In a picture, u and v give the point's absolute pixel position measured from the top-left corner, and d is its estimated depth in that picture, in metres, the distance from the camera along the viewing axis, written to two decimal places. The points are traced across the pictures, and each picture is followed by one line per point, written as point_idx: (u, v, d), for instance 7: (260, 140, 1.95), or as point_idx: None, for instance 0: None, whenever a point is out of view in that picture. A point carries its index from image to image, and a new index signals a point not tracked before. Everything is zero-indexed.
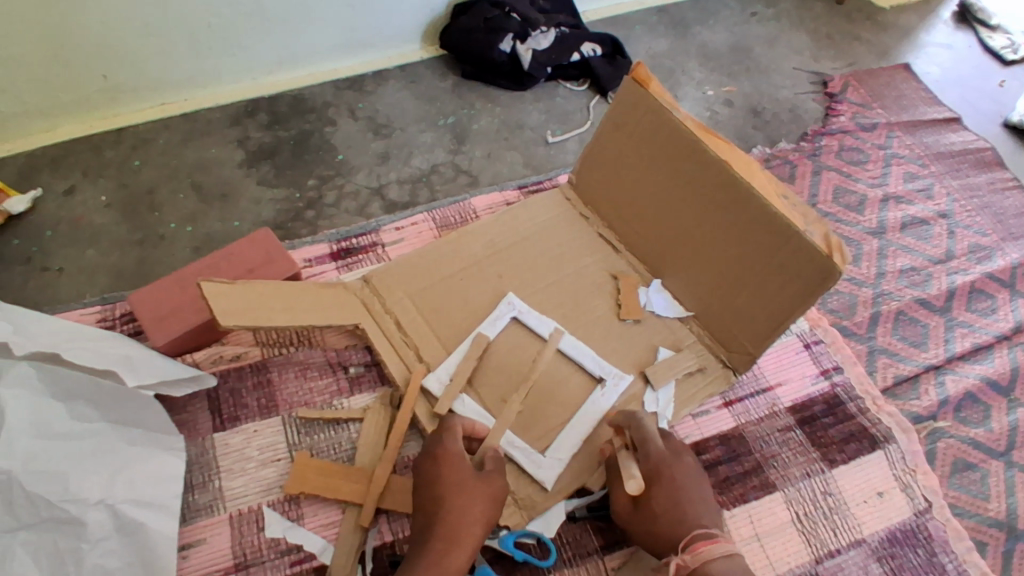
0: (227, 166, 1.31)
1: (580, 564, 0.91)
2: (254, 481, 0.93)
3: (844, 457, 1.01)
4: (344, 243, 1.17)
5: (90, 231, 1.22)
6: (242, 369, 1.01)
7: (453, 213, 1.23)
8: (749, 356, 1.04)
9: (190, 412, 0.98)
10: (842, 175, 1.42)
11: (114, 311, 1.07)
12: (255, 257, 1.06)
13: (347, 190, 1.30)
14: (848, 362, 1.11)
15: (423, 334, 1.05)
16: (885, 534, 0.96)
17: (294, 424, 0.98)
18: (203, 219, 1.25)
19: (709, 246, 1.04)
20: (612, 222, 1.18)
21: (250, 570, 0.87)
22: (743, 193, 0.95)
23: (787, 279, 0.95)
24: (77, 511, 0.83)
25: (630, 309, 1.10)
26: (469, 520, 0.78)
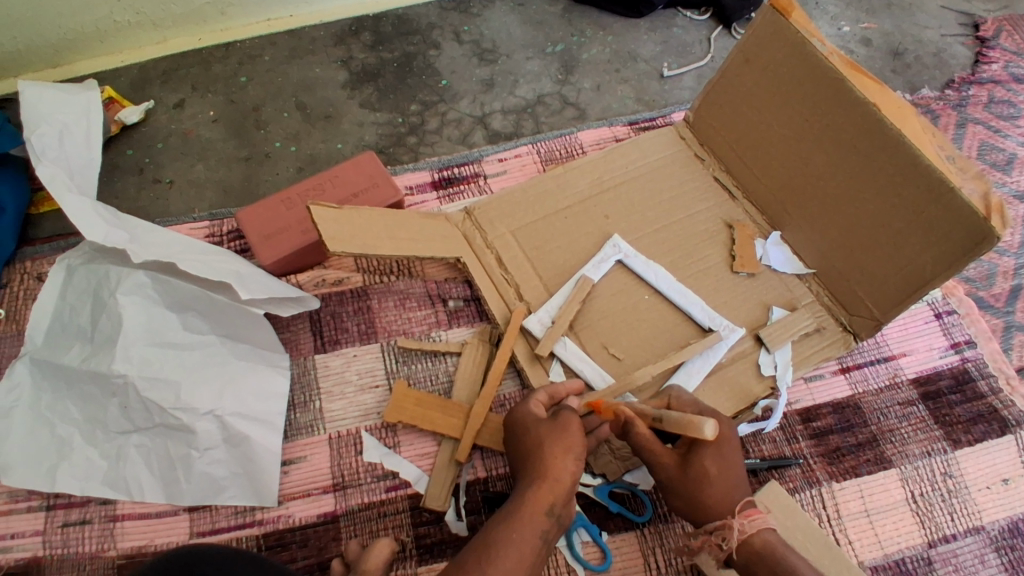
0: (330, 86, 1.29)
1: (676, 520, 0.88)
2: (353, 406, 0.94)
3: (969, 438, 0.93)
4: (446, 171, 1.14)
5: (199, 145, 1.23)
6: (344, 294, 1.01)
7: (558, 145, 1.17)
8: (875, 321, 0.95)
9: (293, 332, 0.99)
10: (990, 130, 1.27)
11: (221, 228, 1.08)
12: (360, 182, 1.04)
13: (450, 117, 1.26)
14: (983, 336, 1.01)
15: (525, 272, 1.01)
16: (1007, 523, 0.89)
17: (393, 352, 0.97)
18: (306, 139, 1.24)
19: (841, 198, 0.94)
20: (731, 166, 1.10)
21: (348, 491, 0.89)
22: (892, 141, 0.85)
23: (932, 240, 0.85)
24: (188, 419, 0.88)
25: (745, 261, 1.03)
26: (570, 465, 0.76)
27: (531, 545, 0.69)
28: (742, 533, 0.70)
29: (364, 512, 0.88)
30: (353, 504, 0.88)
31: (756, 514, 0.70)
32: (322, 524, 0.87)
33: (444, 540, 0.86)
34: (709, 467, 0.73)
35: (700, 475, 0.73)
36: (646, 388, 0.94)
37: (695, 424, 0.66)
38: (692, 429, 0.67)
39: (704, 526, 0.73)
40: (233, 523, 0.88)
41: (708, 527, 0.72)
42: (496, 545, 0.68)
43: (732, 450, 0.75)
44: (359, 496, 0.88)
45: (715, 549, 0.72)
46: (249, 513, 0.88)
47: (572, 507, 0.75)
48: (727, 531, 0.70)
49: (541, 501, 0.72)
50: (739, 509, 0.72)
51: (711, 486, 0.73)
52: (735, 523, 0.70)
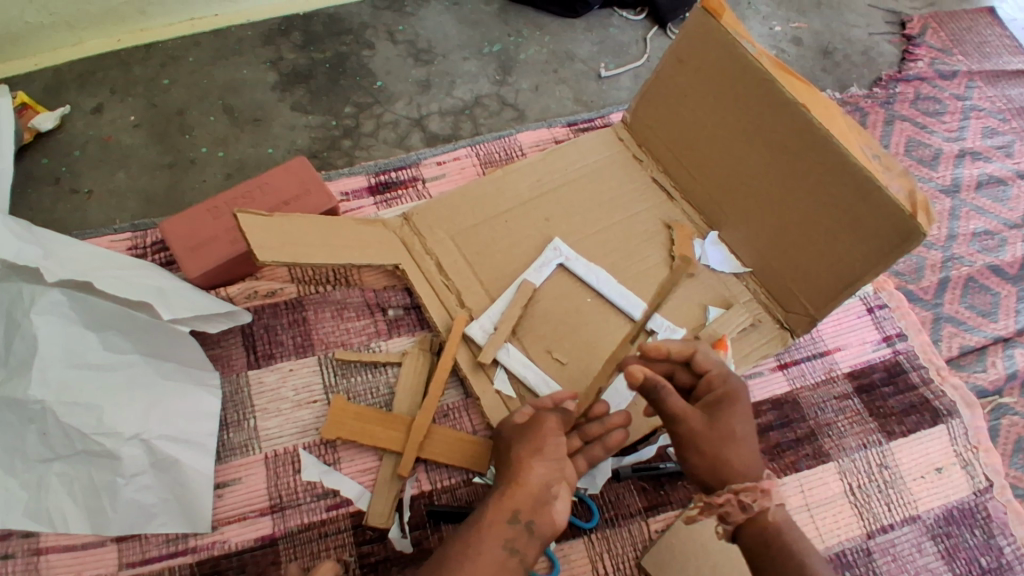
0: (260, 88, 1.24)
1: (622, 524, 0.87)
2: (289, 423, 0.90)
3: (903, 429, 0.96)
4: (382, 176, 1.11)
5: (120, 152, 1.17)
6: (277, 306, 0.97)
7: (498, 147, 1.16)
8: (810, 318, 0.97)
9: (224, 347, 0.95)
10: (916, 126, 1.31)
11: (145, 239, 1.03)
12: (291, 188, 1.00)
13: (386, 119, 1.23)
14: (913, 329, 1.05)
15: (466, 277, 0.99)
16: (941, 511, 0.92)
17: (330, 365, 0.94)
18: (234, 143, 1.19)
19: (775, 199, 0.96)
20: (668, 167, 1.10)
21: (286, 512, 0.85)
22: (821, 141, 0.87)
23: (862, 237, 0.87)
24: (113, 445, 0.82)
25: (684, 262, 1.04)
26: (539, 468, 0.73)
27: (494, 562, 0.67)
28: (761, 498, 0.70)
29: (305, 533, 0.84)
30: (293, 525, 0.84)
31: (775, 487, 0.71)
32: (259, 549, 0.83)
33: (389, 558, 0.83)
34: (741, 428, 0.72)
35: (728, 436, 0.72)
36: None
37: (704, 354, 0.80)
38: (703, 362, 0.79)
39: (730, 487, 0.71)
40: (165, 552, 0.83)
41: (736, 486, 0.70)
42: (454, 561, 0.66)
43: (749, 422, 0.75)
44: (298, 516, 0.85)
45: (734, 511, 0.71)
46: (180, 540, 0.84)
47: (547, 512, 0.71)
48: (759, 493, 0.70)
49: (503, 509, 0.70)
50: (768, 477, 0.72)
51: (737, 447, 0.72)
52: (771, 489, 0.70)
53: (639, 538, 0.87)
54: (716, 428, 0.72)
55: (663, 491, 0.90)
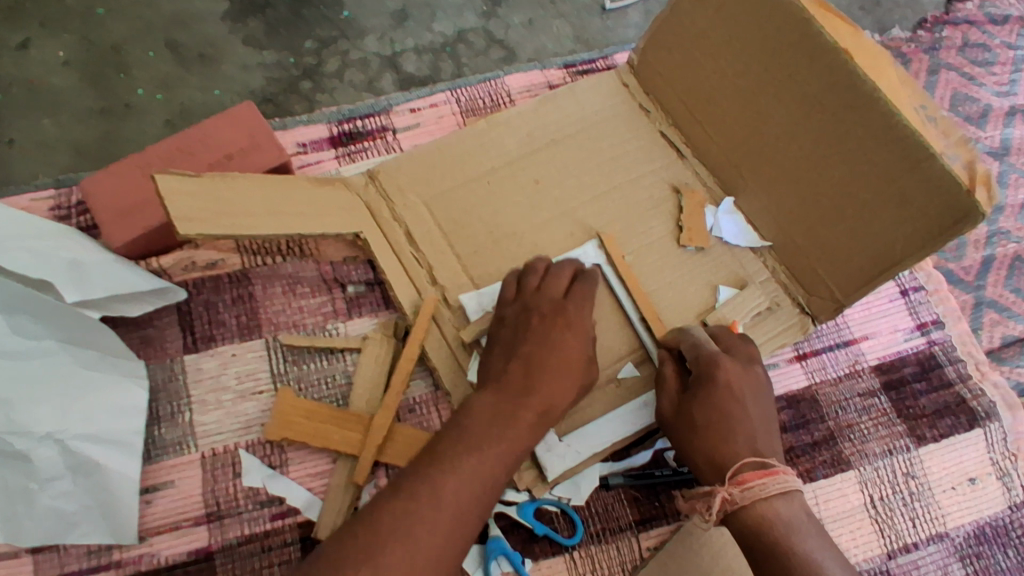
0: (209, 20, 1.06)
1: (610, 541, 0.77)
2: (230, 418, 0.78)
3: (935, 433, 0.84)
4: (346, 125, 0.95)
5: (48, 96, 1.01)
6: (219, 280, 0.83)
7: (482, 92, 0.99)
8: (836, 305, 0.84)
9: (157, 328, 0.81)
10: (963, 78, 1.14)
11: (69, 199, 0.88)
12: (237, 139, 0.84)
13: (354, 58, 1.06)
14: (951, 316, 0.92)
15: (440, 250, 0.85)
16: (972, 528, 0.81)
17: (279, 351, 0.81)
18: (178, 85, 1.02)
19: (803, 164, 0.81)
20: (679, 120, 0.95)
21: (225, 522, 0.74)
22: (864, 97, 0.72)
23: (905, 215, 0.73)
24: (24, 444, 0.70)
25: (694, 235, 0.90)
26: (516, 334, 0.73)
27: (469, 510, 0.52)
28: (731, 502, 0.62)
29: (245, 546, 0.73)
30: (231, 538, 0.74)
31: (746, 482, 0.62)
32: (193, 564, 0.73)
33: None
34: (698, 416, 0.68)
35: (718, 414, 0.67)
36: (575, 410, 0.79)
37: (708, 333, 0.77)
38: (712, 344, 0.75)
39: (694, 491, 0.65)
40: (87, 566, 0.73)
41: (697, 492, 0.64)
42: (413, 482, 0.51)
43: (723, 404, 0.68)
44: (238, 527, 0.74)
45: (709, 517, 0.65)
46: (105, 553, 0.73)
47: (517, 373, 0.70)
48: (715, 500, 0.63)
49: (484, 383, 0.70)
50: (731, 475, 0.63)
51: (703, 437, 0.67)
52: (721, 492, 0.62)
53: (628, 556, 0.76)
54: (685, 419, 0.69)
55: (658, 502, 0.79)
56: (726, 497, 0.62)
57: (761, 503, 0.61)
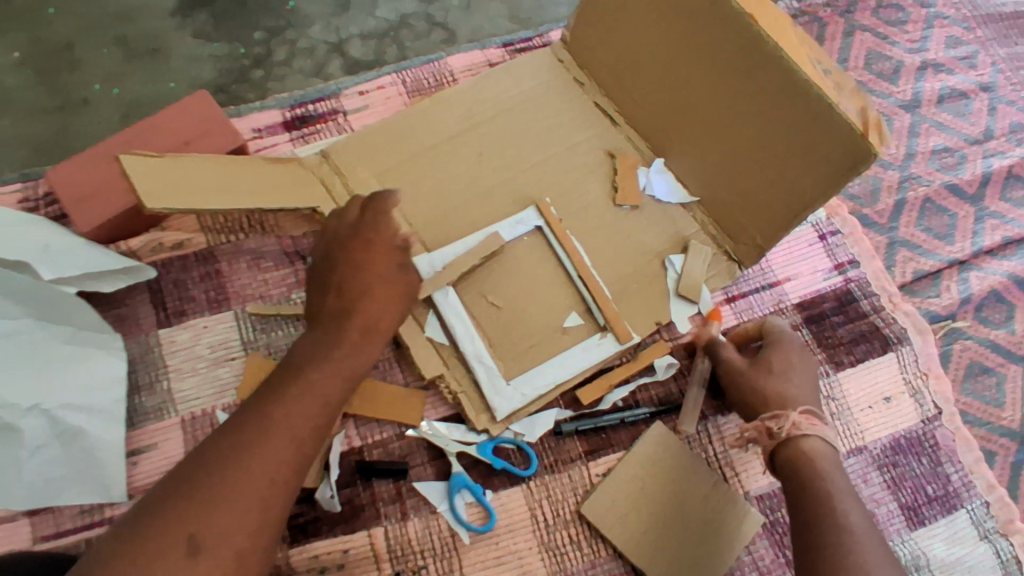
0: (157, 15, 1.11)
1: (562, 470, 0.85)
2: (206, 383, 0.84)
3: (852, 359, 0.93)
4: (299, 110, 1.00)
5: (2, 94, 1.05)
6: (186, 258, 0.89)
7: (426, 73, 1.05)
8: (759, 249, 0.93)
9: (130, 306, 0.87)
10: (877, 38, 1.22)
11: (36, 191, 0.91)
12: (191, 128, 0.90)
13: (301, 46, 1.11)
14: (866, 256, 1.00)
15: (393, 220, 0.92)
16: (888, 441, 0.90)
17: (248, 320, 0.87)
18: (132, 79, 1.07)
19: (723, 122, 0.89)
20: (610, 89, 1.02)
21: None
22: (770, 56, 0.80)
23: (810, 161, 0.82)
24: (10, 417, 0.76)
25: (628, 194, 0.98)
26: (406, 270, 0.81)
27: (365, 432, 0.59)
28: (797, 429, 0.78)
29: None
30: None
31: (815, 421, 0.78)
32: None
33: (319, 518, 0.80)
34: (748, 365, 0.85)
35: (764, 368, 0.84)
36: (517, 360, 0.87)
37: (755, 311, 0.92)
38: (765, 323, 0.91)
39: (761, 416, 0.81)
40: (80, 524, 0.78)
41: (764, 417, 0.80)
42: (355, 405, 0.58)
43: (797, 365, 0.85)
44: None
45: (762, 438, 0.80)
46: (97, 511, 0.79)
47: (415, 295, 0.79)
48: (785, 422, 0.78)
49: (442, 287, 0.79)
50: (803, 411, 0.79)
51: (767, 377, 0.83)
52: (794, 416, 0.78)
53: (580, 483, 0.84)
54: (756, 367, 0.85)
55: (604, 435, 0.87)
56: (796, 423, 0.78)
57: (813, 439, 0.78)
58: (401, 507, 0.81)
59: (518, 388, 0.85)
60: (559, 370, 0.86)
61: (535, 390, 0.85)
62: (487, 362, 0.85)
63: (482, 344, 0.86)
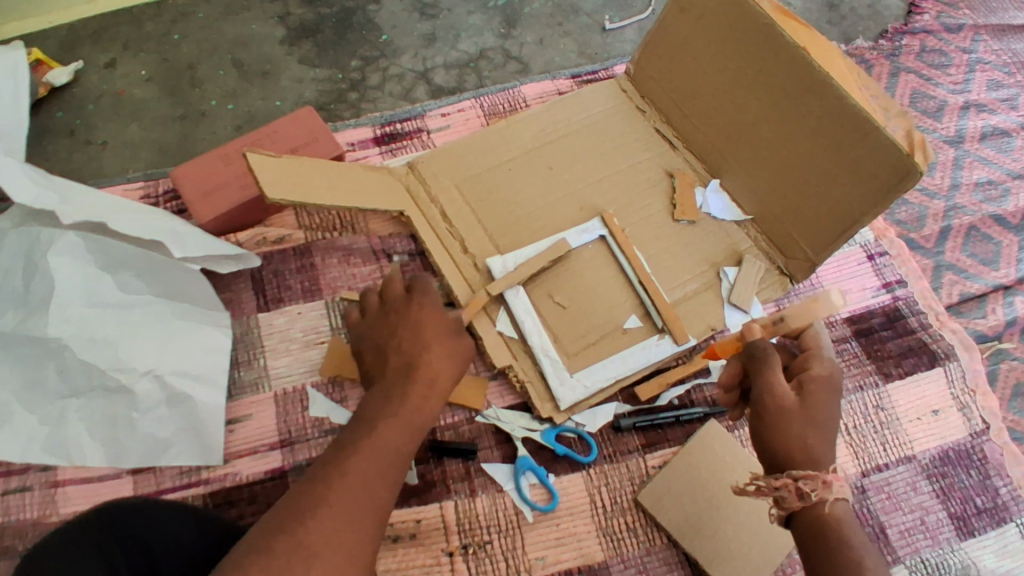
0: (268, 42, 1.25)
1: (620, 460, 0.89)
2: (298, 362, 0.93)
3: (900, 371, 0.97)
4: (388, 127, 1.12)
5: (132, 106, 1.19)
6: (286, 251, 0.99)
7: (502, 99, 1.16)
8: (810, 263, 0.99)
9: (235, 291, 0.97)
10: (921, 79, 1.29)
11: (158, 188, 1.04)
12: (299, 136, 1.02)
13: (392, 72, 1.24)
14: (913, 276, 1.05)
15: (470, 225, 1.01)
16: (937, 452, 0.94)
17: (338, 308, 0.97)
18: (244, 96, 1.20)
19: (777, 144, 0.97)
20: (671, 116, 1.11)
21: (295, 447, 0.88)
22: (822, 86, 0.88)
23: (860, 179, 0.89)
24: (127, 380, 0.86)
25: (685, 209, 1.05)
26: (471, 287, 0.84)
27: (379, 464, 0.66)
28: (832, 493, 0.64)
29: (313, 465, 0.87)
30: (301, 459, 0.88)
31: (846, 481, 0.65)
32: (269, 481, 0.87)
33: None
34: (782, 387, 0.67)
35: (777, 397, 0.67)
36: (580, 356, 0.93)
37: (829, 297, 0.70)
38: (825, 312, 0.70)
39: (789, 471, 0.65)
40: (178, 483, 0.86)
41: (795, 473, 0.65)
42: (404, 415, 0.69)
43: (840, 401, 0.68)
44: (306, 451, 0.88)
45: (790, 498, 0.65)
46: (194, 473, 0.87)
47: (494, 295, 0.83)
48: (819, 484, 0.64)
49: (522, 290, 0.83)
50: (835, 469, 0.65)
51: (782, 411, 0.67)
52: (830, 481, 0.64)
53: (636, 473, 0.89)
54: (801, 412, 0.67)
55: (660, 430, 0.92)
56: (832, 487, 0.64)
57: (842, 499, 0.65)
58: (470, 484, 0.87)
59: (580, 380, 0.91)
60: (619, 367, 0.92)
61: (595, 383, 0.90)
62: (552, 355, 0.91)
63: (547, 338, 0.93)
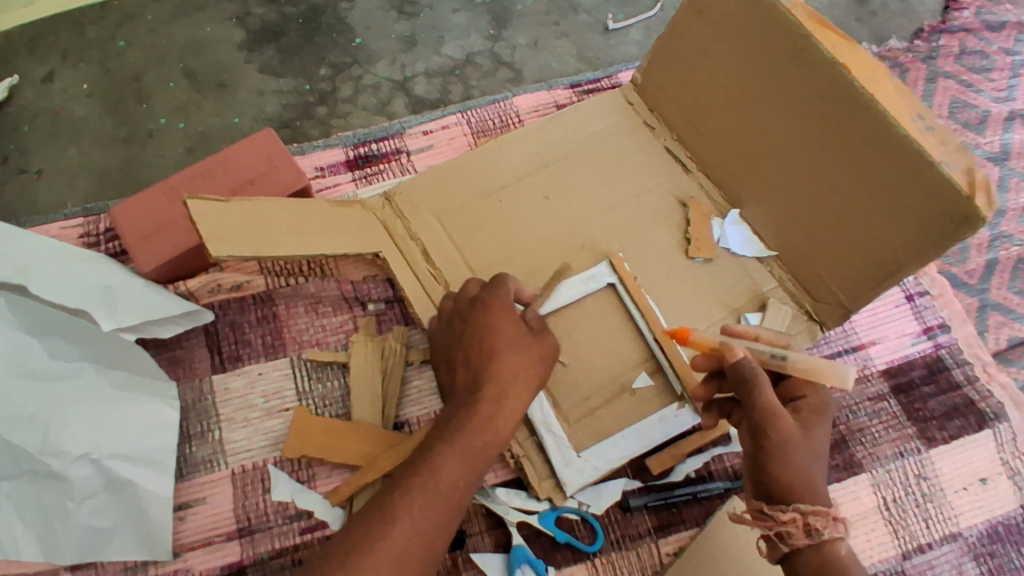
0: (225, 49, 1.12)
1: (629, 547, 0.79)
2: (257, 434, 0.81)
3: (944, 434, 0.86)
4: (362, 148, 0.98)
5: (72, 126, 1.07)
6: (244, 301, 0.86)
7: (492, 113, 1.02)
8: (843, 310, 0.85)
9: (186, 348, 0.84)
10: (962, 85, 1.16)
11: (97, 226, 0.90)
12: (257, 164, 0.88)
13: (366, 82, 1.11)
14: (958, 319, 0.93)
15: (455, 266, 0.88)
16: (985, 527, 0.83)
17: (304, 367, 0.84)
18: (197, 113, 1.09)
19: (806, 173, 0.82)
20: (683, 133, 0.96)
21: (255, 536, 0.77)
22: (862, 108, 0.72)
23: (905, 222, 0.73)
24: (60, 466, 0.72)
25: (701, 246, 0.92)
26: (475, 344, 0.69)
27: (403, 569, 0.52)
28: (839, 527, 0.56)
29: (276, 560, 0.76)
30: (262, 552, 0.76)
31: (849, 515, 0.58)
32: None
33: None
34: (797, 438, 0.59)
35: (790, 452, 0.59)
36: (585, 428, 0.81)
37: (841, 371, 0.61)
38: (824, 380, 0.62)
39: (794, 503, 0.57)
40: None
41: (801, 505, 0.56)
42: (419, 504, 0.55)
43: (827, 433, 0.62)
44: (268, 542, 0.76)
45: (794, 532, 0.56)
46: (139, 569, 0.75)
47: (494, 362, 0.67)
48: (829, 521, 0.55)
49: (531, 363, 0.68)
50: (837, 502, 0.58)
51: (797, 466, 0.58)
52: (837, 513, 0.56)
53: (647, 562, 0.78)
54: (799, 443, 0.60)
55: (675, 509, 0.81)
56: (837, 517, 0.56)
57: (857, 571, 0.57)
58: None
59: (588, 460, 0.79)
60: (632, 444, 0.79)
61: (605, 463, 0.79)
62: (555, 431, 0.79)
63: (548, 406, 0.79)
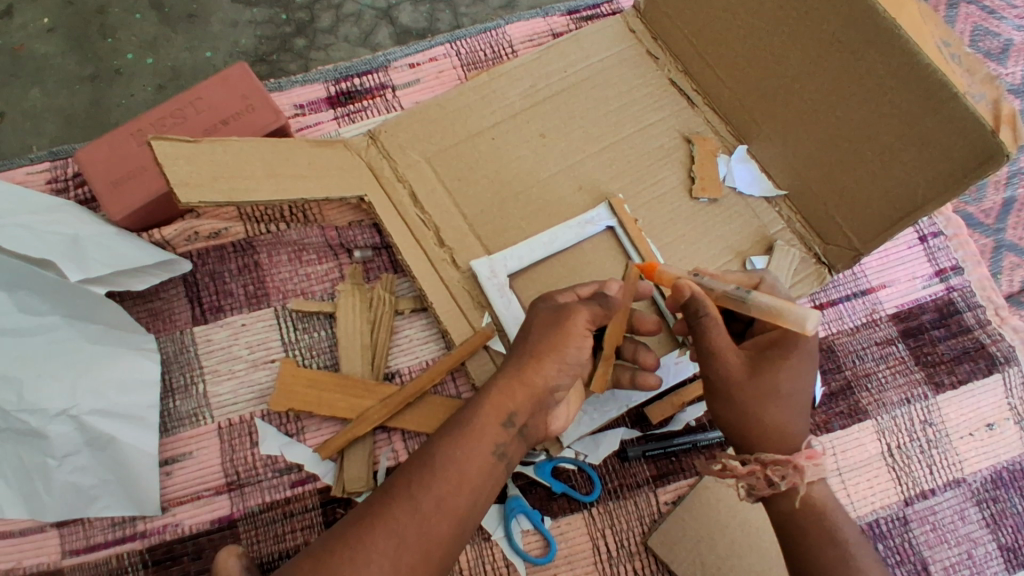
0: None
1: (627, 496, 0.77)
2: (243, 387, 0.78)
3: (953, 380, 0.83)
4: (344, 84, 0.92)
5: (34, 64, 1.00)
6: (224, 249, 0.81)
7: (482, 43, 0.95)
8: (853, 253, 0.81)
9: (164, 300, 0.81)
10: (984, 11, 1.09)
11: (65, 170, 0.85)
12: (229, 104, 0.81)
13: (347, 11, 1.04)
14: (972, 261, 0.89)
15: (447, 210, 0.83)
16: (989, 473, 0.81)
17: (290, 319, 0.81)
18: (167, 47, 1.02)
19: (819, 106, 0.76)
20: (689, 64, 0.90)
21: (245, 490, 0.75)
22: (884, 34, 0.66)
23: (926, 158, 0.68)
24: (37, 422, 0.71)
25: (707, 186, 0.86)
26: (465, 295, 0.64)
27: (413, 541, 0.51)
28: (805, 475, 0.56)
29: (267, 513, 0.74)
30: (253, 506, 0.75)
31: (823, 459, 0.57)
32: (217, 531, 0.74)
33: None
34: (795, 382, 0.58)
35: (776, 387, 0.58)
36: None
37: (799, 315, 0.54)
38: (788, 323, 0.56)
39: (756, 454, 0.58)
40: (111, 537, 0.73)
41: (763, 456, 0.58)
42: (429, 474, 0.53)
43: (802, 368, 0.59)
44: (258, 495, 0.75)
45: (756, 485, 0.58)
46: (128, 524, 0.74)
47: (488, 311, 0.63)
48: (789, 470, 0.56)
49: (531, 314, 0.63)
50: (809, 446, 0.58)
51: (783, 403, 0.58)
52: (800, 461, 0.56)
53: (645, 512, 0.77)
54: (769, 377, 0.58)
55: (674, 458, 0.79)
56: (799, 465, 0.56)
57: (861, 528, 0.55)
58: None
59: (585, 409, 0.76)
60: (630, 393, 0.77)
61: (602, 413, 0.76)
62: None
63: None
